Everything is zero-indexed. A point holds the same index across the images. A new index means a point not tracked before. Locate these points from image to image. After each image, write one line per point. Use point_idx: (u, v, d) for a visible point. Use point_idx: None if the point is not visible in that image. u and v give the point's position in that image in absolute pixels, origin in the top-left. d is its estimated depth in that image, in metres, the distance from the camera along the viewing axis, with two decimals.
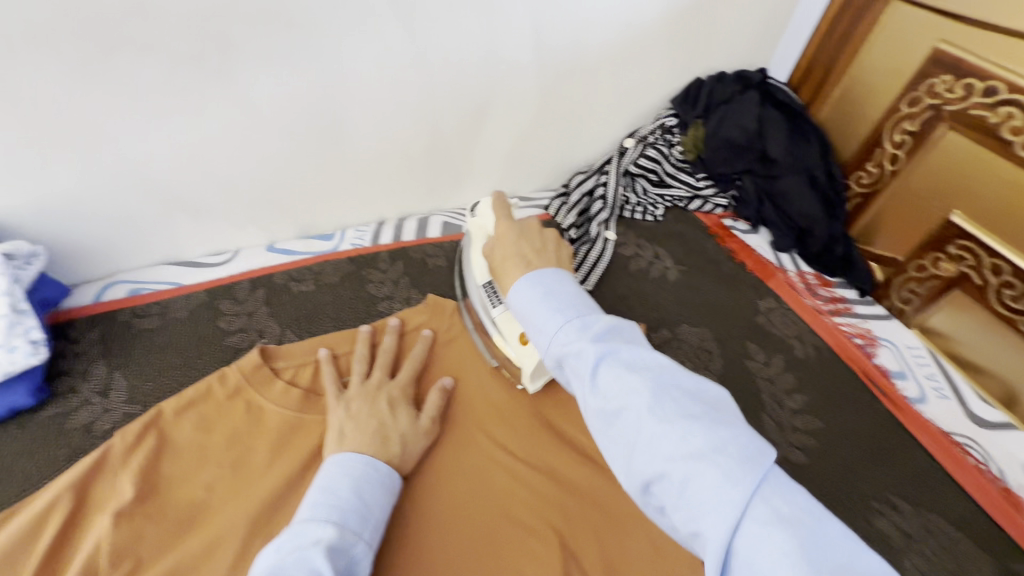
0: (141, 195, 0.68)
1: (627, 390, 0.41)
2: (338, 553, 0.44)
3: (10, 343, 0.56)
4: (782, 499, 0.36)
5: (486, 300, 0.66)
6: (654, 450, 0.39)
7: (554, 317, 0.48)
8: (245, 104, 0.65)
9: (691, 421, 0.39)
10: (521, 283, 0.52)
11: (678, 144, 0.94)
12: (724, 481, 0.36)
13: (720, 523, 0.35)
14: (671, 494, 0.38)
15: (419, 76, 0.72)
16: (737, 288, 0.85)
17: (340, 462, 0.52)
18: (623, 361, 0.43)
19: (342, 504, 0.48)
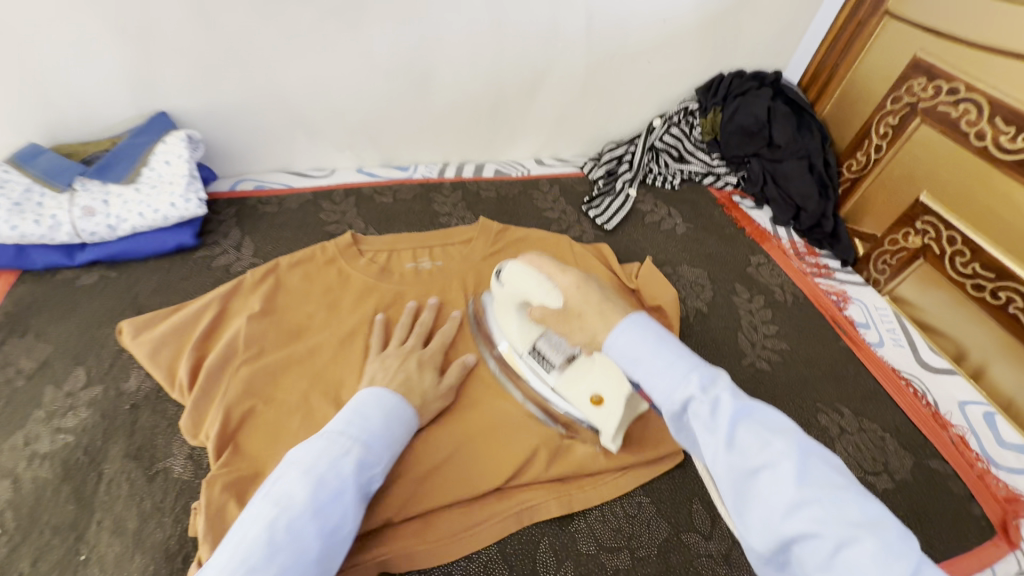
0: (278, 112, 0.91)
1: (768, 449, 0.41)
2: (364, 471, 0.50)
3: (189, 196, 0.78)
4: (906, 553, 0.36)
5: (536, 367, 0.68)
6: (800, 512, 0.39)
7: (676, 379, 0.46)
8: (363, 50, 0.86)
9: (818, 484, 0.39)
10: (623, 326, 0.50)
11: (698, 126, 1.11)
12: (888, 559, 0.35)
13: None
14: (817, 557, 0.38)
15: (494, 44, 0.92)
16: (734, 245, 1.01)
17: (375, 395, 0.58)
18: (758, 421, 0.43)
19: (369, 425, 0.54)
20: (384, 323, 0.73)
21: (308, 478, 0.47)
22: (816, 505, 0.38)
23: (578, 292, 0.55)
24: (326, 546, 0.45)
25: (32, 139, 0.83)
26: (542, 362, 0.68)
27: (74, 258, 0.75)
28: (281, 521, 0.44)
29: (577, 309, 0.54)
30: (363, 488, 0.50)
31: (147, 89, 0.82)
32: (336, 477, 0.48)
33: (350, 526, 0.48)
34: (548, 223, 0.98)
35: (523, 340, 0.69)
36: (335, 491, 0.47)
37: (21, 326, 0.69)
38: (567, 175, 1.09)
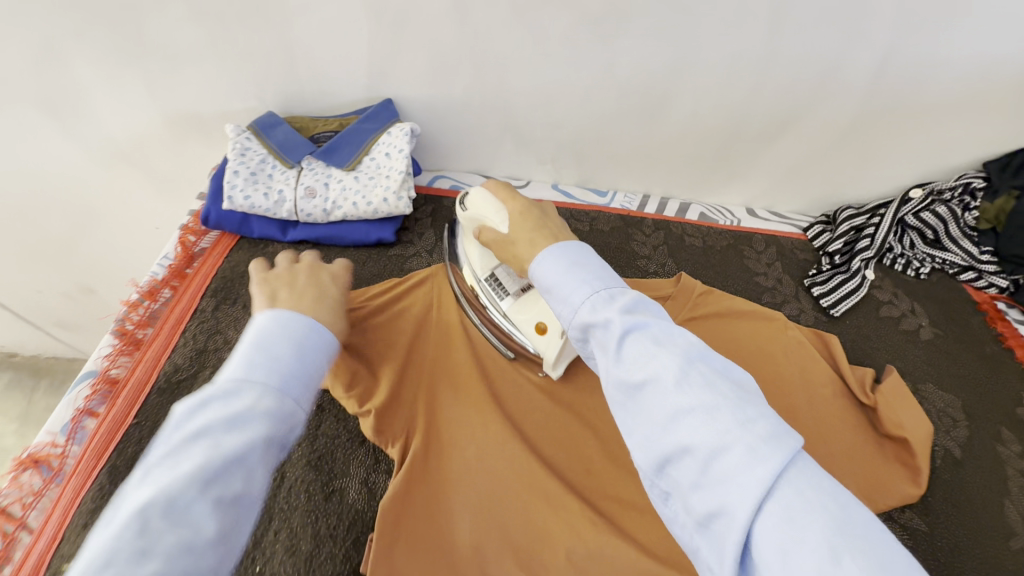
0: (495, 116, 0.86)
1: (649, 363, 0.36)
2: (275, 430, 0.36)
3: (401, 194, 0.75)
4: (808, 484, 0.31)
5: (492, 294, 0.66)
6: (677, 424, 0.34)
7: (581, 286, 0.42)
8: (606, 65, 0.78)
9: (725, 388, 0.35)
10: (545, 253, 0.47)
11: (975, 209, 0.88)
12: (756, 462, 0.31)
13: (744, 502, 0.30)
14: (690, 475, 0.33)
15: (753, 77, 0.78)
16: (1001, 373, 0.79)
17: (279, 321, 0.42)
18: (652, 334, 0.37)
19: (274, 369, 0.38)
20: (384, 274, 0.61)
21: (191, 446, 0.33)
22: (787, 524, 0.29)
23: (518, 218, 0.56)
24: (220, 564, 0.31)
25: (271, 107, 0.86)
26: (497, 288, 0.66)
27: (287, 235, 0.76)
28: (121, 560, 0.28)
29: (511, 238, 0.55)
30: (280, 447, 0.36)
31: (383, 76, 0.80)
32: (236, 443, 0.33)
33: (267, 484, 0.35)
34: (759, 291, 0.84)
35: (481, 265, 0.67)
36: (232, 458, 0.33)
37: (233, 294, 0.70)
38: (786, 235, 0.93)
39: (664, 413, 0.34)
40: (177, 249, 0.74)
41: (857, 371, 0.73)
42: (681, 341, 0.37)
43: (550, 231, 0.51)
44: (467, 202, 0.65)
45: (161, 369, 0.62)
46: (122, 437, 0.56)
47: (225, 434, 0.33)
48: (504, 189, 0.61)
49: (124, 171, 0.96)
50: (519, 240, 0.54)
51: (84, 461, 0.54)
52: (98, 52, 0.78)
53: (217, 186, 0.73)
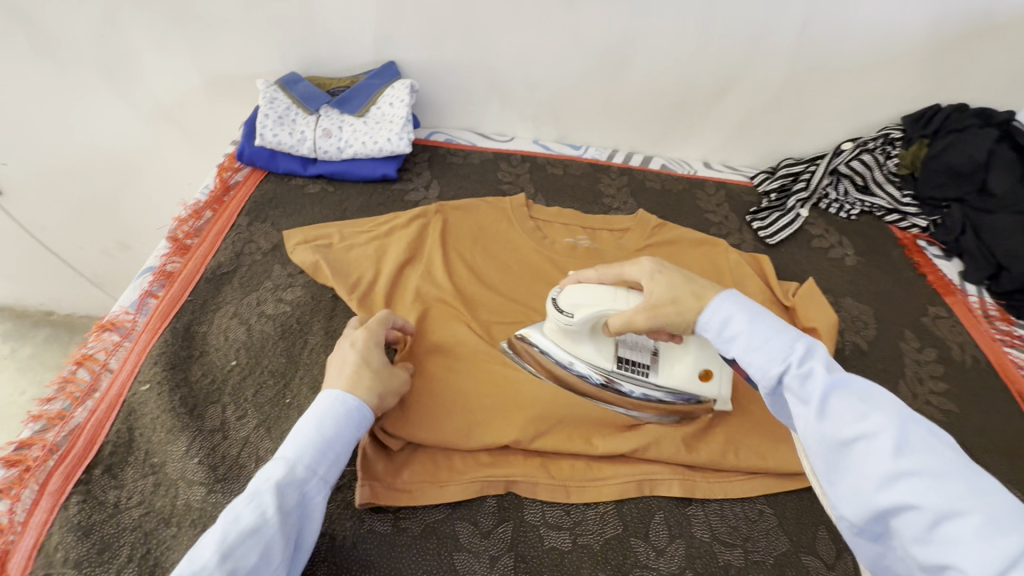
0: (482, 76, 1.01)
1: (865, 421, 0.42)
2: (286, 488, 0.48)
3: (402, 135, 0.90)
4: (1007, 537, 0.35)
5: (635, 375, 0.65)
6: (898, 484, 0.39)
7: (775, 342, 0.48)
8: (574, 29, 0.92)
9: (950, 455, 0.40)
10: (713, 302, 0.53)
11: (896, 157, 1.03)
12: (991, 533, 0.35)
13: (980, 561, 0.35)
14: (915, 529, 0.38)
15: (698, 39, 0.93)
16: (911, 291, 0.93)
17: (312, 406, 0.54)
18: (854, 392, 0.44)
19: (300, 439, 0.51)
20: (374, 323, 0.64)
21: (225, 519, 0.45)
22: None
23: (664, 280, 0.56)
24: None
25: (293, 69, 1.01)
26: (636, 368, 0.66)
27: (306, 169, 0.91)
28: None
29: (671, 295, 0.55)
30: (295, 510, 0.48)
31: (386, 40, 0.96)
32: (254, 512, 0.45)
33: (283, 557, 0.46)
34: (707, 225, 0.98)
35: (606, 355, 0.65)
36: (252, 529, 0.44)
37: (263, 215, 0.85)
38: (735, 182, 1.07)
39: (883, 472, 0.40)
40: (216, 181, 0.89)
41: (781, 285, 0.88)
42: (887, 403, 0.43)
43: (694, 293, 0.54)
44: (566, 306, 0.63)
45: (207, 265, 0.77)
46: (179, 310, 0.71)
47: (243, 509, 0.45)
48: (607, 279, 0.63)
49: (164, 129, 1.11)
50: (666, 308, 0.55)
51: (150, 324, 0.69)
52: (151, 20, 0.94)
53: (251, 128, 0.89)
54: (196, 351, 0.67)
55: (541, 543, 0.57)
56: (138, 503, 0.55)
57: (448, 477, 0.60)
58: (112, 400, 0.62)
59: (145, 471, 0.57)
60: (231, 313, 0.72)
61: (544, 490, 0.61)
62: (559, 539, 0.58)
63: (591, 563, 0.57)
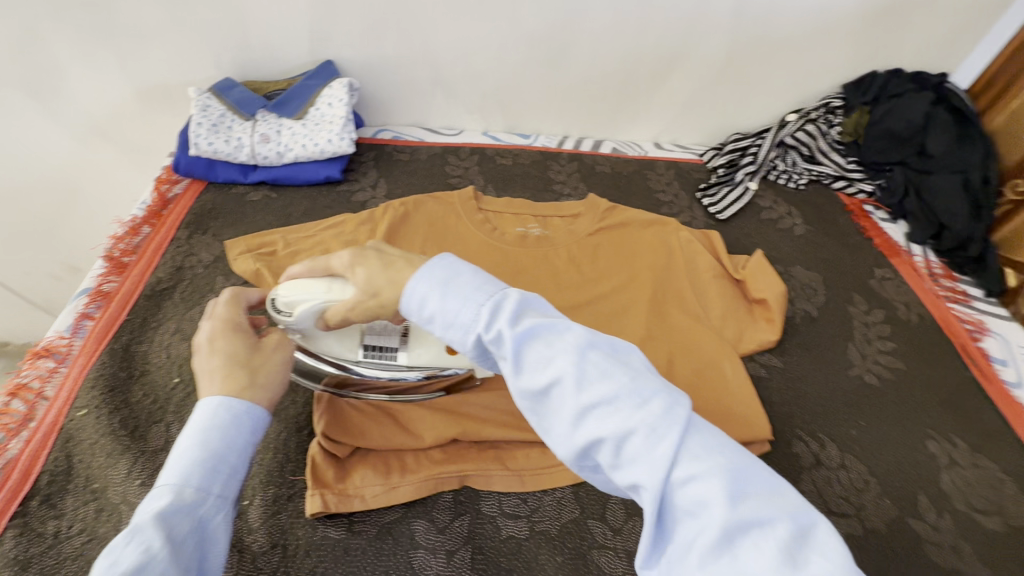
0: (424, 71, 0.99)
1: (551, 366, 0.39)
2: (173, 517, 0.39)
3: (343, 135, 0.88)
4: (700, 455, 0.36)
5: (382, 362, 0.60)
6: (588, 419, 0.38)
7: (466, 304, 0.42)
8: (511, 16, 0.92)
9: (619, 374, 0.39)
10: (426, 267, 0.46)
11: (838, 125, 1.05)
12: (654, 437, 0.36)
13: (653, 470, 0.35)
14: (611, 458, 0.38)
15: (636, 20, 0.93)
16: (858, 255, 0.95)
17: (202, 426, 0.44)
18: (542, 338, 0.40)
19: (180, 460, 0.42)
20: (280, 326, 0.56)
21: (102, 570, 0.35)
22: (726, 505, 0.33)
23: (377, 276, 0.48)
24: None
25: (228, 75, 0.98)
26: (385, 353, 0.60)
27: (247, 176, 0.89)
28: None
29: (368, 290, 0.48)
30: (190, 535, 0.40)
31: (322, 39, 0.94)
32: (136, 549, 0.36)
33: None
34: (658, 204, 0.98)
35: (348, 347, 0.60)
36: (138, 568, 0.35)
37: (204, 226, 0.83)
38: (685, 160, 1.08)
39: (574, 410, 0.38)
40: (153, 195, 0.86)
41: (731, 257, 0.89)
42: (570, 336, 0.40)
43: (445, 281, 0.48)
44: (285, 306, 0.56)
45: (146, 282, 0.75)
46: (117, 330, 0.69)
47: (124, 548, 0.36)
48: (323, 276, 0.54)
49: (100, 144, 1.07)
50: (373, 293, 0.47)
51: (86, 346, 0.67)
52: (74, 32, 0.90)
53: (185, 138, 0.86)
54: (136, 370, 0.65)
55: (498, 533, 0.57)
56: (80, 530, 0.53)
57: (400, 477, 0.59)
58: (48, 428, 0.60)
59: (85, 497, 0.55)
60: (173, 329, 0.70)
61: (499, 482, 0.61)
62: (516, 528, 0.58)
63: (548, 548, 0.57)
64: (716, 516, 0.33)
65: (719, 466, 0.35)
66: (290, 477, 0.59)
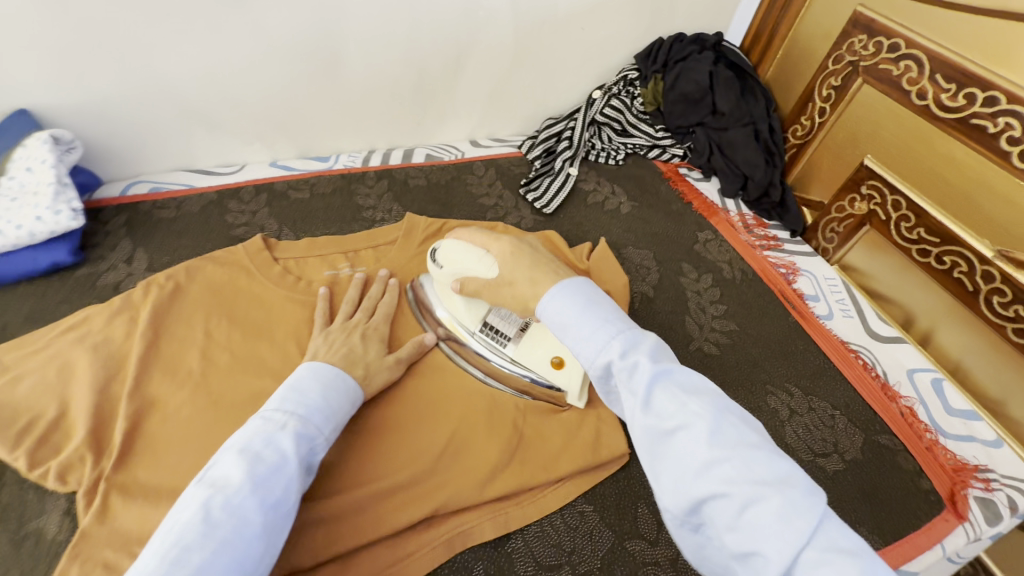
0: (164, 104, 0.80)
1: (683, 408, 0.41)
2: (301, 443, 0.50)
3: (58, 207, 0.68)
4: (840, 533, 0.36)
5: (492, 342, 0.70)
6: (711, 471, 0.38)
7: (601, 328, 0.47)
8: (256, 27, 0.76)
9: (753, 437, 0.40)
10: (554, 292, 0.51)
11: (639, 95, 1.05)
12: (790, 515, 0.35)
13: (785, 547, 0.35)
14: (725, 518, 0.37)
15: (408, 15, 0.83)
16: (681, 222, 0.97)
17: (314, 370, 0.57)
18: (676, 381, 0.43)
19: (307, 402, 0.53)
20: (363, 282, 0.74)
21: (242, 457, 0.46)
22: (832, 568, 0.34)
23: (512, 262, 0.57)
24: (270, 518, 0.44)
25: None
26: (497, 336, 0.70)
27: None
28: (217, 499, 0.43)
29: (509, 278, 0.56)
30: (306, 463, 0.50)
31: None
32: (274, 452, 0.47)
33: (296, 500, 0.47)
34: (484, 210, 0.91)
35: (472, 319, 0.70)
36: (272, 467, 0.46)
37: None
38: (503, 156, 1.02)
39: (699, 460, 0.39)
40: None
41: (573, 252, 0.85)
42: (701, 387, 0.43)
43: (531, 277, 0.54)
44: (440, 258, 0.68)
45: None
46: None
47: (263, 448, 0.47)
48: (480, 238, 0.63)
49: None
50: (512, 281, 0.56)
51: None
52: None
53: None
54: None
55: None
56: None
57: None
58: None
59: None
60: None
61: None
62: None
63: None
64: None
65: (840, 570, 0.33)
66: None
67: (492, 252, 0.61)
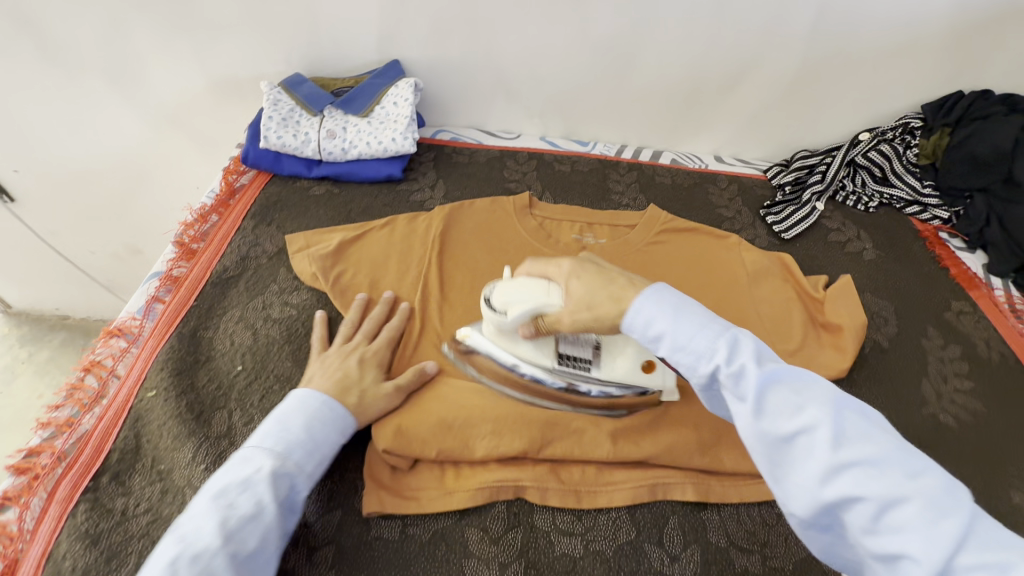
0: (487, 73, 0.99)
1: (800, 414, 0.41)
2: (279, 478, 0.51)
3: (406, 135, 0.88)
4: (994, 538, 0.35)
5: (574, 369, 0.64)
6: (841, 475, 0.39)
7: (695, 332, 0.48)
8: (581, 21, 0.91)
9: (881, 438, 0.40)
10: (645, 293, 0.51)
11: (916, 147, 0.99)
12: (934, 516, 0.35)
13: (932, 545, 0.35)
14: (863, 520, 0.38)
15: (709, 30, 0.91)
16: (934, 285, 0.90)
17: (300, 399, 0.57)
18: (786, 383, 0.43)
19: (288, 436, 0.54)
20: (364, 305, 0.71)
21: (219, 505, 0.48)
22: (982, 568, 0.33)
23: (572, 286, 0.56)
24: (243, 567, 0.46)
25: (296, 70, 1.01)
26: (577, 363, 0.64)
27: (311, 171, 0.90)
28: (185, 562, 0.43)
29: (586, 300, 0.54)
30: (285, 503, 0.51)
31: (390, 39, 0.95)
32: (248, 501, 0.48)
33: (275, 543, 0.49)
34: (720, 220, 0.95)
35: (538, 340, 0.64)
36: (247, 516, 0.48)
37: (269, 217, 0.84)
38: (748, 176, 1.05)
39: (826, 463, 0.39)
40: (222, 184, 0.89)
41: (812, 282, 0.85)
42: (816, 389, 0.42)
43: (613, 294, 0.53)
44: (495, 304, 0.61)
45: (212, 270, 0.76)
46: (186, 315, 0.71)
47: (239, 496, 0.48)
48: (534, 266, 0.61)
49: (171, 133, 1.12)
50: (584, 312, 0.54)
51: (157, 330, 0.69)
52: (156, 21, 0.93)
53: (255, 130, 0.88)
54: (202, 357, 0.67)
55: (552, 550, 0.56)
56: (146, 510, 0.55)
57: (455, 484, 0.59)
58: (119, 407, 0.62)
59: (152, 479, 0.57)
60: (237, 317, 0.71)
61: (554, 496, 0.59)
62: (571, 546, 0.57)
63: (602, 569, 0.56)
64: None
65: (987, 541, 0.34)
66: (345, 476, 0.60)
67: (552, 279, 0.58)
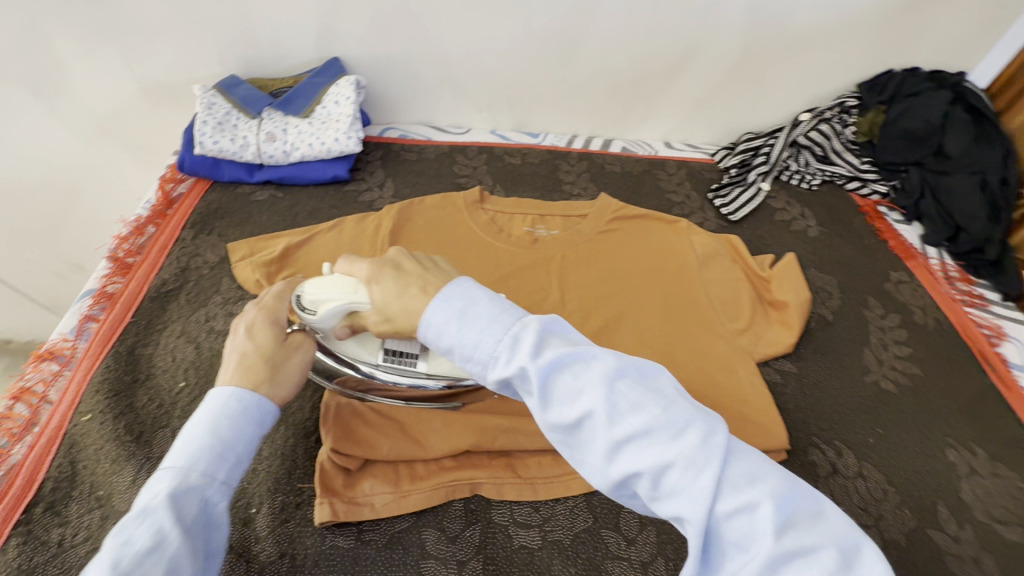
0: (432, 68, 0.98)
1: (580, 400, 0.39)
2: (184, 495, 0.41)
3: (350, 134, 0.86)
4: (740, 476, 0.36)
5: (409, 369, 0.61)
6: (623, 454, 0.37)
7: (486, 334, 0.42)
8: (522, 14, 0.90)
9: (650, 403, 0.38)
10: (444, 293, 0.45)
11: (852, 124, 1.03)
12: (694, 469, 0.36)
13: (696, 505, 0.35)
14: (651, 489, 0.38)
15: (648, 19, 0.92)
16: (874, 257, 0.94)
17: (204, 402, 0.47)
18: (569, 369, 0.40)
19: (191, 444, 0.43)
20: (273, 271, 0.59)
21: (110, 546, 0.37)
22: (743, 518, 0.34)
23: (388, 294, 0.50)
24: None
25: (233, 72, 0.97)
26: (402, 358, 0.60)
27: (253, 175, 0.87)
28: None
29: (387, 311, 0.50)
30: (197, 522, 0.41)
31: (328, 37, 0.92)
32: (148, 530, 0.38)
33: (193, 568, 0.39)
34: (670, 205, 0.97)
35: (362, 345, 0.60)
36: (148, 548, 0.37)
37: (210, 226, 0.82)
38: (696, 160, 1.06)
39: (609, 444, 0.38)
40: (158, 194, 0.85)
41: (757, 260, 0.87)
42: (594, 368, 0.39)
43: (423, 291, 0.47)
44: (307, 306, 0.57)
45: (150, 284, 0.73)
46: (122, 332, 0.68)
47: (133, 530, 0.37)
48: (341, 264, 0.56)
49: (103, 143, 1.07)
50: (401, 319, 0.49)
51: (91, 350, 0.66)
52: (76, 26, 0.89)
53: (190, 136, 0.85)
54: (142, 375, 0.64)
55: (510, 543, 0.57)
56: (85, 538, 0.53)
57: (410, 486, 0.59)
58: (53, 433, 0.59)
59: (90, 505, 0.55)
60: (178, 331, 0.69)
61: (510, 490, 0.60)
62: (528, 538, 0.57)
63: (560, 559, 0.56)
64: (762, 548, 0.33)
65: (770, 489, 0.35)
66: (297, 485, 0.59)
67: (350, 273, 0.56)
